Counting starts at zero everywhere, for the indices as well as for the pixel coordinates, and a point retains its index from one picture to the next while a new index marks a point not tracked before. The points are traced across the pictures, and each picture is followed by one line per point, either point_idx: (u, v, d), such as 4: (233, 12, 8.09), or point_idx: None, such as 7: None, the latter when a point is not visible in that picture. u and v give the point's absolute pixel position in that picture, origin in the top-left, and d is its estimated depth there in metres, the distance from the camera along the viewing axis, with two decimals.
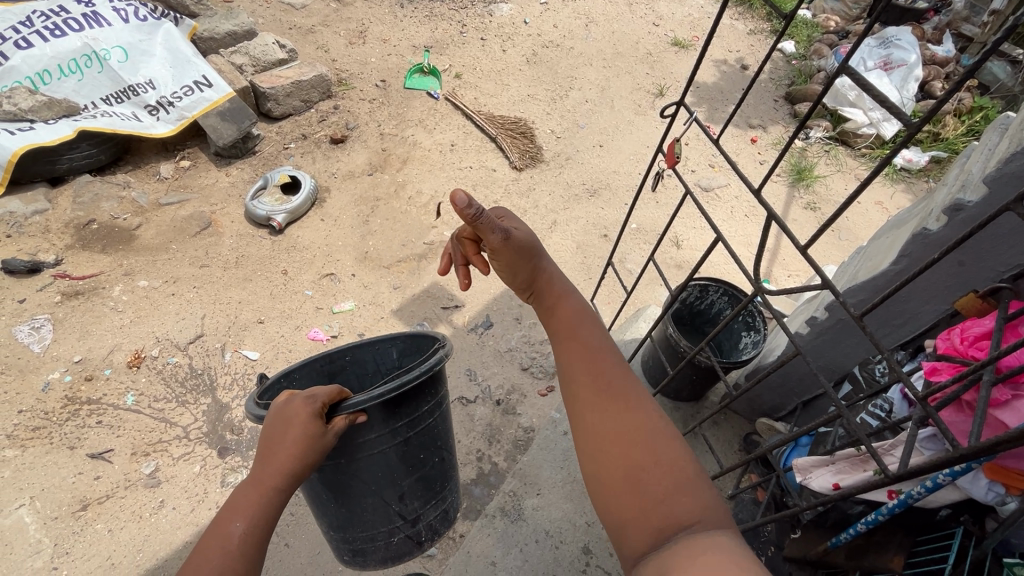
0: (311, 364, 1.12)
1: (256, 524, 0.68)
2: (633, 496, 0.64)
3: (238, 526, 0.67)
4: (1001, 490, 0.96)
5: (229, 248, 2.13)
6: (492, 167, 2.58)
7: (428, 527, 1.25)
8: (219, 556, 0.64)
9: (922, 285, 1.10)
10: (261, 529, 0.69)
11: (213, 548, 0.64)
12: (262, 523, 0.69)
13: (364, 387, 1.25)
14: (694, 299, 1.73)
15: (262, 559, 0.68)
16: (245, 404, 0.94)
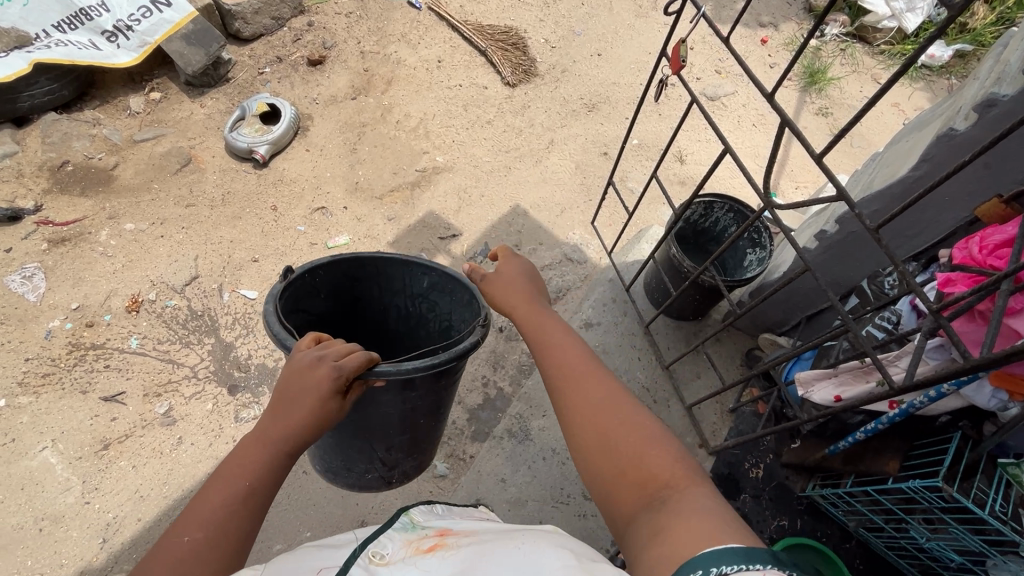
0: (338, 264, 1.09)
1: (258, 484, 0.73)
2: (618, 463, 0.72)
3: (241, 484, 0.72)
4: (1004, 397, 0.96)
5: (214, 185, 2.05)
6: (483, 84, 2.41)
7: (400, 473, 1.29)
8: (220, 510, 0.69)
9: (942, 192, 1.04)
10: (263, 489, 0.74)
11: (216, 502, 0.69)
12: (263, 482, 0.74)
13: (384, 298, 1.23)
14: (698, 218, 1.67)
15: (260, 516, 0.73)
16: (268, 310, 0.94)
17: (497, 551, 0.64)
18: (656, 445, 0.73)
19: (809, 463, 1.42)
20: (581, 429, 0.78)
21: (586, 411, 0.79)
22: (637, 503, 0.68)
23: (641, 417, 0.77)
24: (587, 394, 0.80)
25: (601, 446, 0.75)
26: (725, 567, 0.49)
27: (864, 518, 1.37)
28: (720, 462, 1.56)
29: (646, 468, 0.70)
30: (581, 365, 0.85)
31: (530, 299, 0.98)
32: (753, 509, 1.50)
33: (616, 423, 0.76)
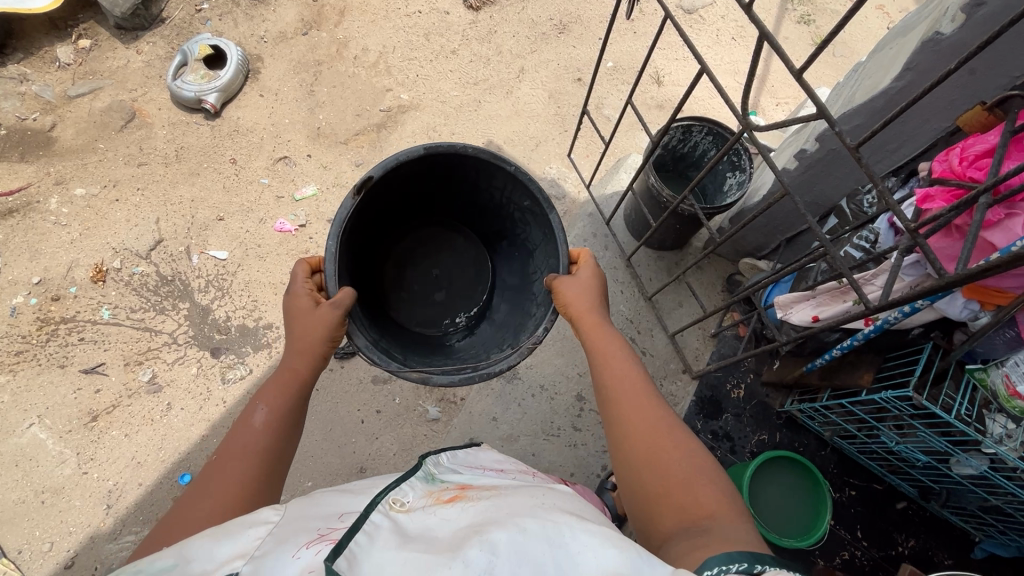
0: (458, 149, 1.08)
1: (274, 408, 0.86)
2: (665, 487, 0.75)
3: (262, 410, 0.86)
4: (976, 307, 0.98)
5: (165, 141, 1.91)
6: (444, 9, 2.23)
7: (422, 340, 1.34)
8: (248, 431, 0.83)
9: (925, 103, 1.00)
10: (279, 414, 0.86)
11: (245, 426, 0.84)
12: (280, 406, 0.87)
13: (482, 183, 1.23)
14: (677, 142, 1.61)
15: (284, 434, 0.85)
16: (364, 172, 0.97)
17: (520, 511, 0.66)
18: (704, 478, 0.75)
19: (788, 380, 1.47)
20: (633, 447, 0.81)
21: (640, 433, 0.82)
22: (673, 527, 0.70)
23: (694, 449, 0.79)
24: (644, 418, 0.84)
25: (650, 468, 0.78)
26: (768, 567, 0.54)
27: (838, 428, 1.46)
28: (704, 385, 1.61)
29: (694, 498, 0.72)
30: (640, 392, 0.88)
31: (597, 312, 0.99)
32: (735, 426, 1.57)
33: (668, 451, 0.79)
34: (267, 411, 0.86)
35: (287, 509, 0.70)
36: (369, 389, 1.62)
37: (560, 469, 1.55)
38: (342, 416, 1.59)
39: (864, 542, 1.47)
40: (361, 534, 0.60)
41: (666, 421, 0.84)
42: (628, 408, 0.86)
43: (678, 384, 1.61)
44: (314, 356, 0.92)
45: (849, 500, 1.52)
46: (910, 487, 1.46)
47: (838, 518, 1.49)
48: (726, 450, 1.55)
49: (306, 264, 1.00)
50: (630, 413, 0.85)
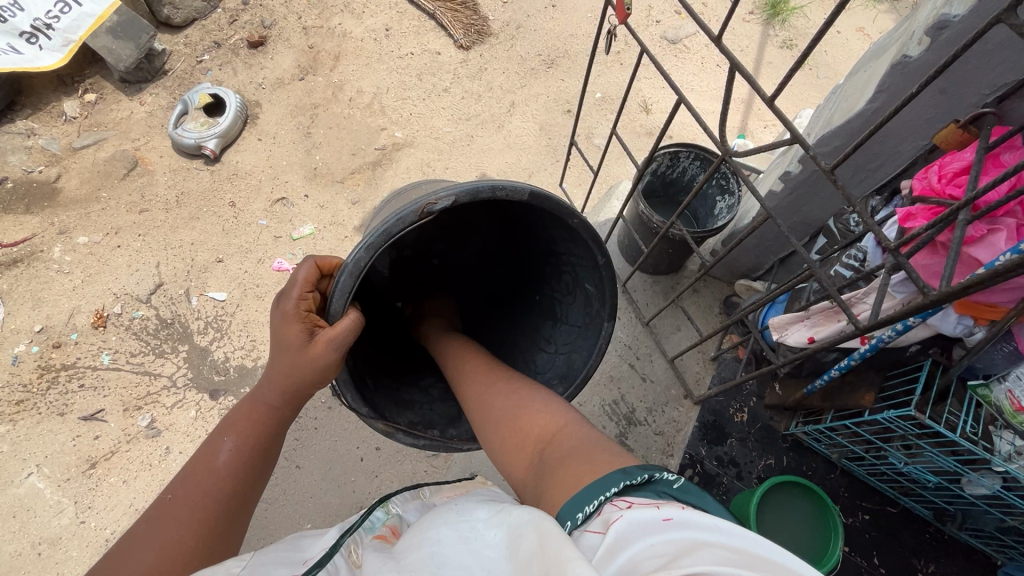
0: (564, 214, 0.83)
1: (240, 446, 0.82)
2: (510, 436, 0.74)
3: (226, 448, 0.82)
4: (970, 322, 0.97)
5: (166, 187, 1.96)
6: (436, 50, 2.30)
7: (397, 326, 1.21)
8: (207, 470, 0.79)
9: (901, 123, 1.02)
10: (244, 453, 0.82)
11: (204, 464, 0.80)
12: (245, 442, 0.83)
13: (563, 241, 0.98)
14: (665, 169, 1.63)
15: (248, 475, 0.82)
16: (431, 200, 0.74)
17: (448, 519, 0.63)
18: (541, 405, 0.76)
19: (790, 402, 1.45)
20: (479, 418, 0.80)
21: (479, 400, 0.82)
22: (526, 466, 0.70)
23: (527, 389, 0.80)
24: (484, 382, 0.85)
25: (494, 422, 0.78)
26: (590, 506, 0.53)
27: (846, 449, 1.43)
28: (706, 411, 1.59)
29: (534, 428, 0.72)
30: (483, 367, 0.90)
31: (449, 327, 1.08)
32: (740, 451, 1.54)
33: (504, 398, 0.79)
34: (232, 448, 0.82)
35: (249, 560, 0.64)
36: (367, 426, 1.61)
37: None
38: (342, 455, 1.57)
39: (882, 569, 1.42)
40: None
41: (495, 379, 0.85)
42: (476, 380, 0.86)
43: (680, 410, 1.59)
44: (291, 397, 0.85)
45: (864, 525, 1.47)
46: (925, 509, 1.42)
47: (853, 545, 1.44)
48: (733, 476, 1.51)
49: (313, 267, 0.82)
50: (473, 385, 0.86)
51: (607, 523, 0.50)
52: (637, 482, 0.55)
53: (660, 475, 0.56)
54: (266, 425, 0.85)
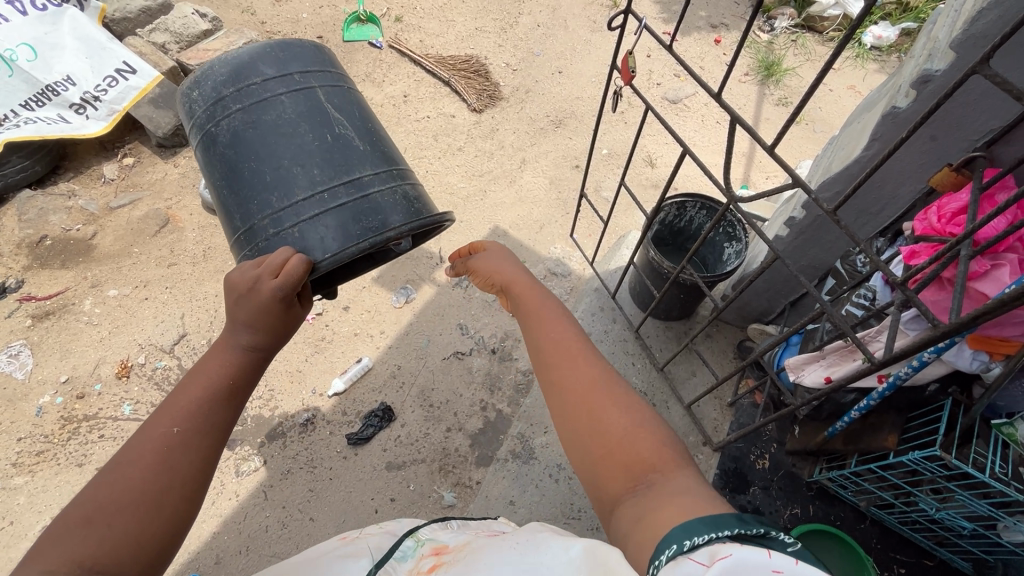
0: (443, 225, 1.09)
1: (230, 374, 0.77)
2: (611, 445, 0.71)
3: (215, 374, 0.76)
4: (985, 358, 0.98)
5: (194, 243, 2.05)
6: (450, 112, 2.46)
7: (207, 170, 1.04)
8: (197, 394, 0.73)
9: (896, 169, 1.07)
10: (237, 383, 0.78)
11: (194, 390, 0.74)
12: (236, 370, 0.78)
13: None
14: (673, 218, 1.70)
15: (237, 399, 0.77)
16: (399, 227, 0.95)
17: (497, 554, 0.63)
18: (649, 428, 0.73)
19: (812, 447, 1.43)
20: (573, 413, 0.76)
21: (575, 390, 0.77)
22: (624, 488, 0.68)
23: (630, 400, 0.76)
24: (581, 371, 0.79)
25: (590, 426, 0.74)
26: (698, 538, 0.50)
27: (874, 497, 1.39)
28: (726, 458, 1.56)
29: (640, 452, 0.69)
30: (575, 351, 0.82)
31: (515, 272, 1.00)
32: (764, 500, 1.50)
33: (607, 402, 0.75)
34: (221, 374, 0.76)
35: None
36: (383, 475, 1.60)
37: None
38: (356, 506, 1.55)
39: None
40: None
41: (592, 369, 0.79)
42: (569, 364, 0.80)
43: (699, 457, 1.56)
44: (278, 333, 0.82)
45: None
46: (965, 561, 1.35)
47: None
48: None
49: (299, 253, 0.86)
50: (563, 378, 0.79)
51: (714, 557, 0.47)
52: (752, 534, 0.50)
53: (775, 533, 0.50)
54: (258, 363, 0.81)
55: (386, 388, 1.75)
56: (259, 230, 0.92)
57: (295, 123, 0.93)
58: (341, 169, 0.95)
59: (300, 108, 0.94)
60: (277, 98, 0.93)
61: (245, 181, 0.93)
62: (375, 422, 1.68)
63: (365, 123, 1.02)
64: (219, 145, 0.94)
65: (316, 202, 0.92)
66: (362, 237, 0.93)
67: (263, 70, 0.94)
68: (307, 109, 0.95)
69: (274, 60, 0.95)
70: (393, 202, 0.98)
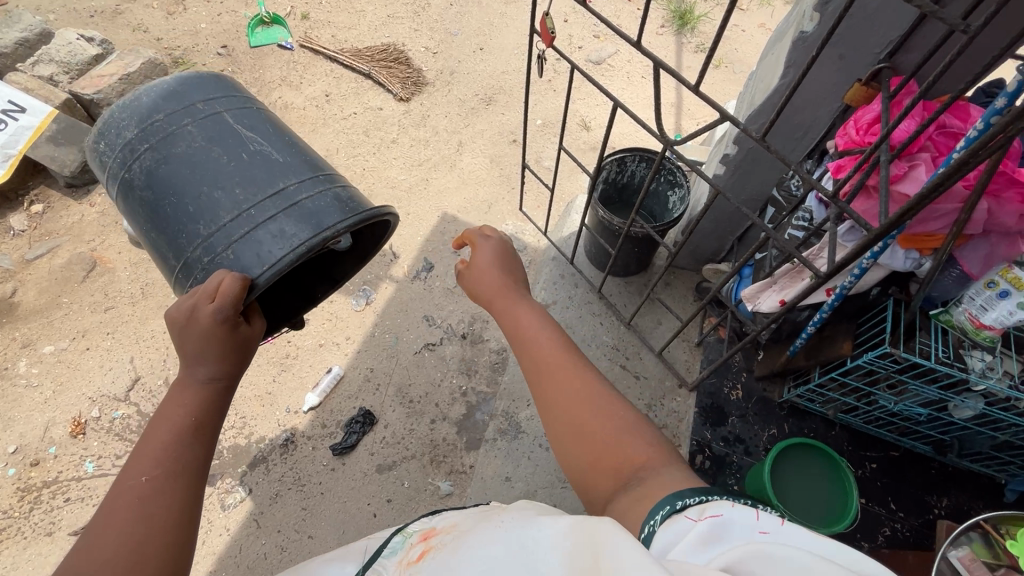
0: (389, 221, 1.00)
1: (200, 411, 0.75)
2: (600, 449, 0.74)
3: (182, 414, 0.73)
4: (916, 255, 1.05)
5: (129, 281, 1.93)
6: (377, 106, 2.39)
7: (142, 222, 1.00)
8: (166, 435, 0.71)
9: (812, 91, 1.12)
10: (207, 415, 0.76)
11: (161, 430, 0.71)
12: (204, 406, 0.76)
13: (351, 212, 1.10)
14: (615, 175, 1.72)
15: (211, 435, 0.75)
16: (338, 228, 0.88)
17: (482, 534, 0.64)
18: (637, 432, 0.75)
19: (778, 369, 1.51)
20: (563, 421, 0.78)
21: (564, 396, 0.80)
22: (613, 486, 0.70)
23: (618, 406, 0.79)
24: (570, 381, 0.81)
25: (580, 430, 0.76)
26: (691, 500, 0.54)
27: (840, 403, 1.49)
28: (702, 395, 1.63)
29: (627, 454, 0.72)
30: (562, 360, 0.84)
31: (501, 279, 1.02)
32: (743, 427, 1.57)
33: (596, 408, 0.77)
34: (188, 413, 0.74)
35: None
36: (375, 479, 1.58)
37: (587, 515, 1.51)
38: (354, 513, 1.53)
39: (901, 513, 1.46)
40: None
41: (581, 377, 0.82)
42: (557, 373, 0.83)
43: (678, 400, 1.62)
44: (236, 358, 0.81)
45: (873, 474, 1.51)
46: (926, 445, 1.48)
47: (869, 496, 1.48)
48: (741, 453, 1.54)
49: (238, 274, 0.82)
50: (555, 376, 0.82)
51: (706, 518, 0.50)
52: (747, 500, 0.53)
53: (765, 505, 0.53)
54: (221, 395, 0.78)
55: (362, 393, 1.72)
56: (194, 262, 0.87)
57: (206, 149, 0.90)
58: (262, 182, 0.90)
59: (208, 134, 0.91)
60: (183, 129, 0.91)
61: (169, 219, 0.89)
62: (357, 428, 1.65)
63: (279, 136, 0.98)
64: (136, 189, 0.91)
65: (244, 220, 0.87)
66: (299, 244, 0.86)
67: (161, 108, 0.92)
68: (215, 134, 0.92)
69: (171, 96, 0.93)
70: (323, 205, 0.91)
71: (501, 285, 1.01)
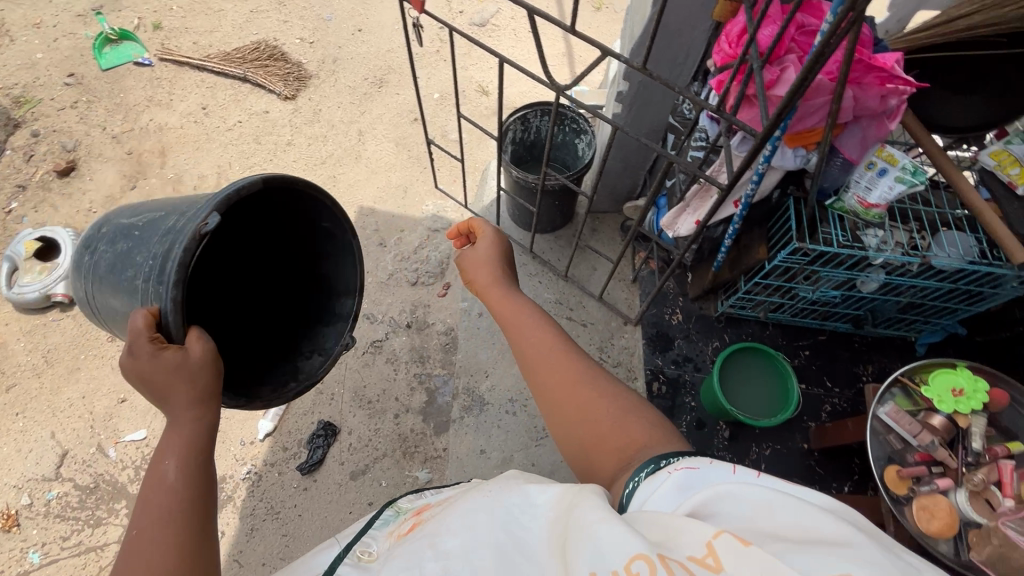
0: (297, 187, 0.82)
1: (188, 459, 0.69)
2: (598, 434, 0.73)
3: (170, 464, 0.68)
4: (803, 152, 1.13)
5: (27, 353, 1.74)
6: (262, 109, 2.24)
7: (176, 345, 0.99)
8: (155, 491, 0.65)
9: (683, 14, 1.16)
10: (196, 460, 0.70)
11: (150, 487, 0.66)
12: (192, 452, 0.70)
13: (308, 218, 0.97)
14: (521, 133, 1.72)
15: (206, 479, 0.70)
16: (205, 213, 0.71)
17: (472, 502, 0.63)
18: (639, 417, 0.73)
19: (708, 285, 1.60)
20: (562, 410, 0.78)
21: (563, 386, 0.79)
22: (614, 469, 0.68)
23: (619, 393, 0.77)
24: (568, 371, 0.80)
25: (580, 418, 0.76)
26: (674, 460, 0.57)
27: (767, 304, 1.61)
28: (647, 327, 1.70)
29: (627, 437, 0.70)
30: (560, 353, 0.83)
31: (493, 274, 1.02)
32: (689, 347, 1.67)
33: (597, 395, 0.77)
34: (176, 465, 0.68)
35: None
36: (351, 486, 1.56)
37: (565, 464, 1.58)
38: (338, 525, 1.50)
39: (836, 388, 1.61)
40: None
41: (577, 366, 0.81)
42: (552, 363, 0.82)
43: (627, 336, 1.69)
44: (207, 394, 0.72)
45: (808, 360, 1.65)
46: (845, 322, 1.64)
47: (808, 380, 1.62)
48: (692, 371, 1.64)
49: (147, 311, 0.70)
50: (545, 373, 0.81)
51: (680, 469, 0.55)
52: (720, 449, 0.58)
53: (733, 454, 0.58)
54: (208, 438, 0.72)
55: (317, 407, 1.66)
56: None
57: (114, 249, 0.85)
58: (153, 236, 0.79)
59: (113, 238, 0.87)
60: (97, 252, 0.88)
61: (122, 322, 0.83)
62: (321, 441, 1.60)
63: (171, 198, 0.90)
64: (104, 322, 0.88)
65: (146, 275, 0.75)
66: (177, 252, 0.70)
67: (83, 250, 0.91)
68: (118, 233, 0.86)
69: (84, 239, 0.93)
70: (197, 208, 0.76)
71: (494, 281, 1.01)
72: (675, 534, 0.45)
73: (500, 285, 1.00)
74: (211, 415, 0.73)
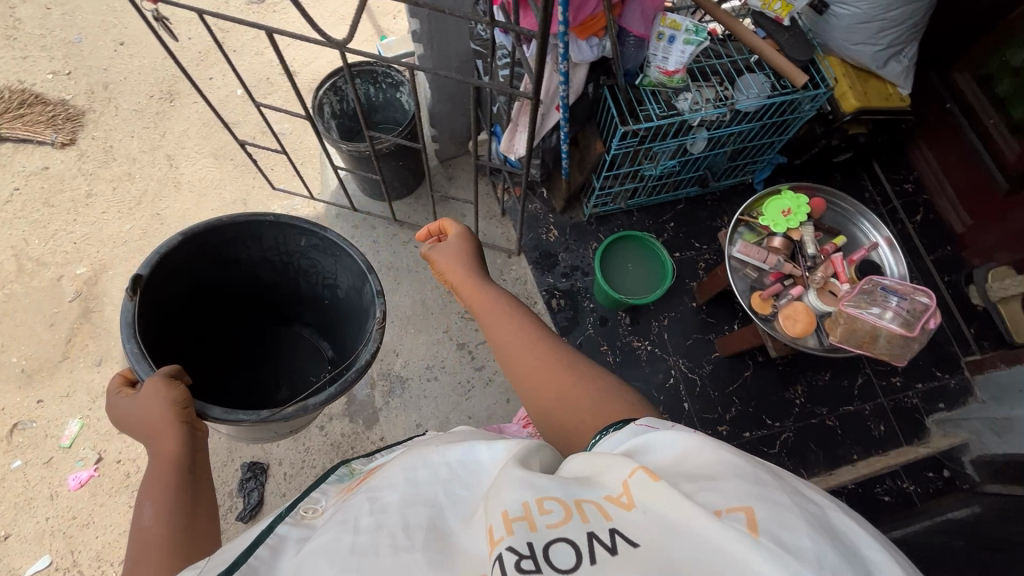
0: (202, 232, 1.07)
1: (162, 499, 0.71)
2: (575, 416, 0.72)
3: (148, 508, 0.70)
4: (596, 40, 1.18)
5: None
6: (39, 166, 1.91)
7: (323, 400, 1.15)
8: (137, 531, 0.68)
9: None
10: (169, 500, 0.72)
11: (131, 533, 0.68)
12: (166, 495, 0.72)
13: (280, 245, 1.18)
14: (338, 104, 1.62)
15: (187, 507, 0.71)
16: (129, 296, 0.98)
17: (421, 454, 0.59)
18: (612, 396, 0.72)
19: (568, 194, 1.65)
20: (539, 392, 0.76)
21: (538, 370, 0.77)
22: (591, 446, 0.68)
23: (598, 374, 0.76)
24: (547, 355, 0.78)
25: (558, 400, 0.74)
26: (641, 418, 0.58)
27: (623, 194, 1.70)
28: (530, 251, 1.74)
29: (603, 417, 0.69)
30: (536, 339, 0.81)
31: (467, 267, 0.97)
32: (573, 256, 1.74)
33: (575, 376, 0.75)
34: (152, 507, 0.70)
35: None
36: None
37: (499, 404, 1.63)
38: None
39: (704, 246, 1.77)
40: (264, 547, 0.50)
41: (552, 351, 0.79)
42: (526, 350, 0.80)
43: (515, 267, 1.72)
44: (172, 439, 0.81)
45: (675, 230, 1.79)
46: (693, 186, 1.78)
47: (680, 248, 1.77)
48: (582, 277, 1.72)
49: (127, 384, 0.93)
50: (521, 362, 0.79)
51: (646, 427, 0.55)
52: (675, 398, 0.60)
53: None
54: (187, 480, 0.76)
55: (234, 452, 1.55)
56: None
57: None
58: None
59: None
60: None
61: None
62: (252, 483, 1.52)
63: None
64: None
65: None
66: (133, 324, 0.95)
67: None
68: None
69: None
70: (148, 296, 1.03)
71: (465, 275, 0.96)
72: (600, 475, 0.47)
73: (476, 277, 0.95)
74: (175, 444, 0.80)
